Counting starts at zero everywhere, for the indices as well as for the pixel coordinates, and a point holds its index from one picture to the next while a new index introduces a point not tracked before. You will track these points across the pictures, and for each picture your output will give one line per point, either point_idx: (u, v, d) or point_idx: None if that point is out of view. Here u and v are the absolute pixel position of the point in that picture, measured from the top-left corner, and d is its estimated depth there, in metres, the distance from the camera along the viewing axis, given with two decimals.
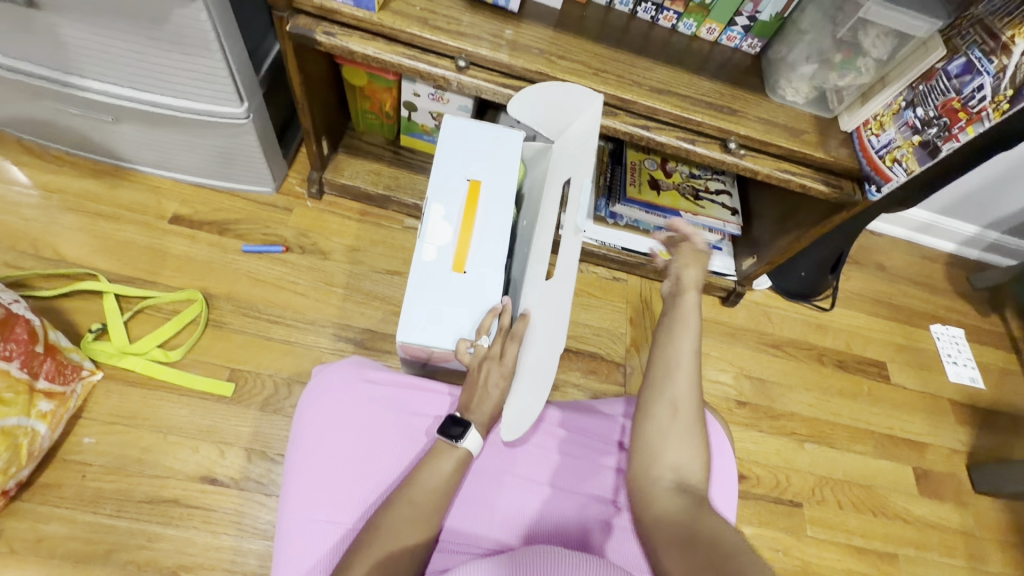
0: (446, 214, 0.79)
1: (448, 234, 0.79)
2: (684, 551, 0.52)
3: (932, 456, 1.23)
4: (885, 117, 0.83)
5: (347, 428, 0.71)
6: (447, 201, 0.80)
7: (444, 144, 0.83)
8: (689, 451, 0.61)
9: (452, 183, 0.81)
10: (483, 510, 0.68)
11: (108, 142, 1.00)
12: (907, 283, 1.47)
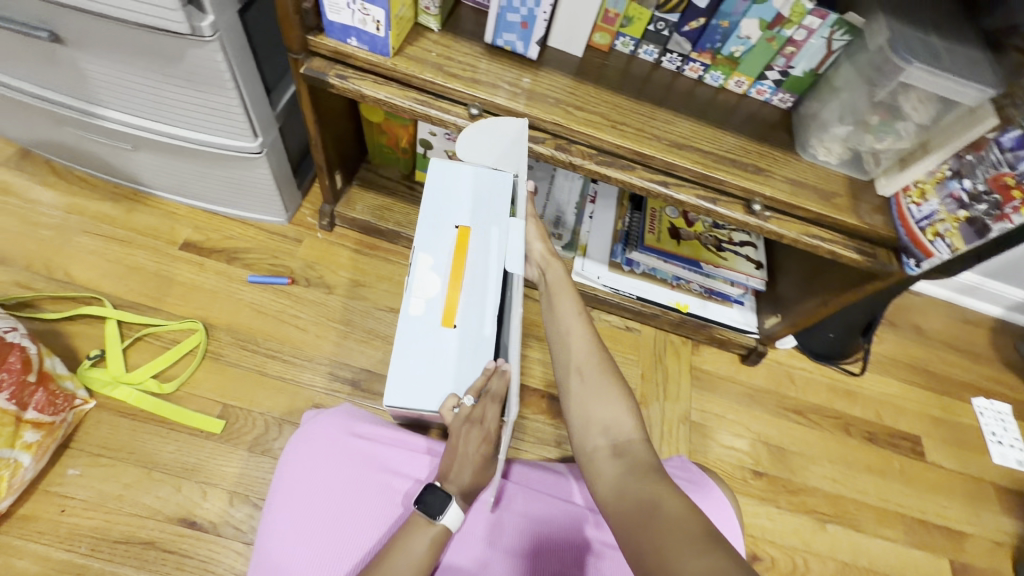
0: (434, 264, 0.73)
1: (436, 286, 0.72)
2: (629, 515, 0.56)
3: (970, 547, 1.11)
4: (927, 185, 0.78)
5: (329, 486, 0.68)
6: (436, 249, 0.74)
7: (433, 186, 0.77)
8: (612, 405, 0.66)
9: (443, 228, 0.75)
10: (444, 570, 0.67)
11: (127, 168, 1.02)
12: (947, 349, 1.36)
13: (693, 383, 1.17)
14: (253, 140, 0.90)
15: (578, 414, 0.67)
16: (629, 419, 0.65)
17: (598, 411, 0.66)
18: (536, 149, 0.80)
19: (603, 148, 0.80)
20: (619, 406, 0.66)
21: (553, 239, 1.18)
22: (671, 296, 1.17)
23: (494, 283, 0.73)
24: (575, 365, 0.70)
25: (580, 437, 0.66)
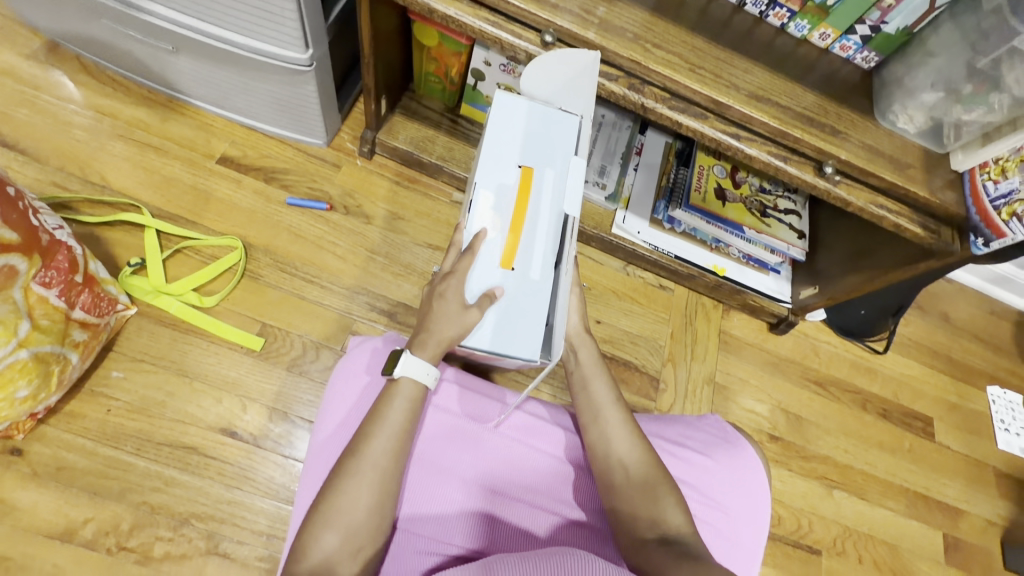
0: (493, 203, 0.71)
1: (495, 226, 0.71)
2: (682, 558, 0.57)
3: (965, 525, 1.16)
4: (1009, 162, 0.74)
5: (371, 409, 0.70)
6: (498, 188, 0.72)
7: (494, 120, 0.74)
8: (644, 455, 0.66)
9: (503, 165, 0.72)
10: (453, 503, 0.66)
11: (165, 72, 0.97)
12: (970, 337, 1.37)
13: (720, 347, 1.17)
14: (302, 53, 0.85)
15: (626, 506, 0.64)
16: (676, 510, 0.63)
17: (643, 493, 0.64)
18: (607, 87, 0.76)
19: (676, 93, 0.76)
20: (665, 496, 0.63)
21: (595, 189, 1.14)
22: (709, 258, 1.15)
23: (553, 229, 0.72)
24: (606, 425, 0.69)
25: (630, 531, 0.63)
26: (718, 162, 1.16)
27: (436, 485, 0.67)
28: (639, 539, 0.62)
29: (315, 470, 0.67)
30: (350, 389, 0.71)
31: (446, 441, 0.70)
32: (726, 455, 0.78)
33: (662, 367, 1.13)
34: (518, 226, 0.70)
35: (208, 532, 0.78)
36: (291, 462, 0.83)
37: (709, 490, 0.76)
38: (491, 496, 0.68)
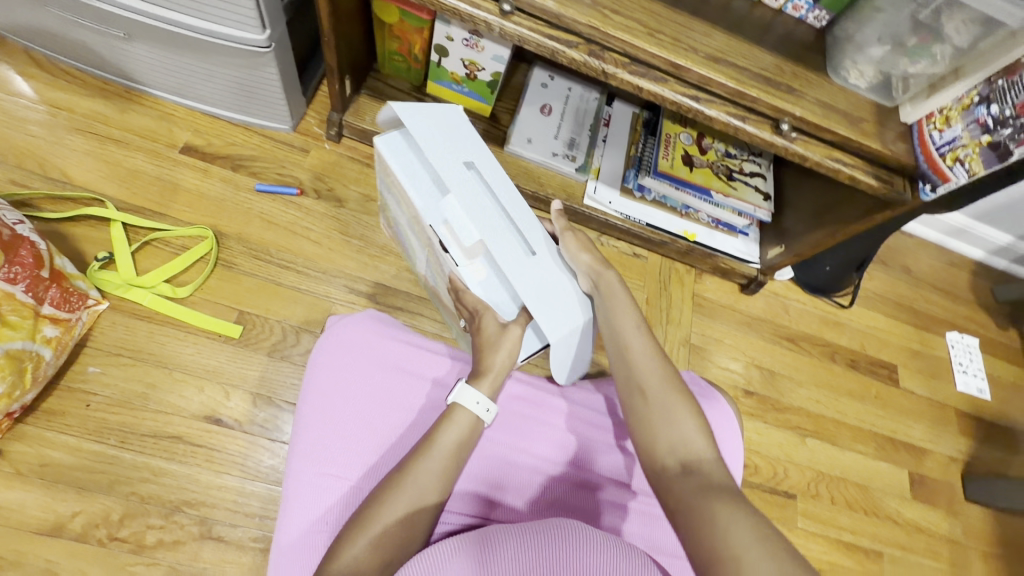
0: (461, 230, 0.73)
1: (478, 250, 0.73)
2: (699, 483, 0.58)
3: (930, 463, 1.23)
4: (953, 112, 0.77)
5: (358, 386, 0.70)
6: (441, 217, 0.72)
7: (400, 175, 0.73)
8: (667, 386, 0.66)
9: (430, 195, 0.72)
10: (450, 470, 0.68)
11: (119, 62, 0.94)
12: (930, 288, 1.43)
13: (694, 310, 1.21)
14: (260, 34, 0.83)
15: (646, 433, 0.64)
16: (697, 435, 0.63)
17: (665, 422, 0.63)
18: (568, 55, 0.77)
19: (637, 58, 0.78)
20: (687, 421, 0.63)
21: (566, 161, 1.15)
22: (681, 225, 1.18)
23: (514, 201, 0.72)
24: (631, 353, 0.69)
25: (648, 455, 0.64)
26: (684, 129, 1.18)
27: None
28: (662, 469, 0.62)
29: (306, 452, 0.66)
30: (339, 367, 0.71)
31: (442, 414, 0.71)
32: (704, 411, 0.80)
33: None
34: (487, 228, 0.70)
35: (201, 517, 0.78)
36: (279, 445, 0.84)
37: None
38: (493, 463, 0.70)
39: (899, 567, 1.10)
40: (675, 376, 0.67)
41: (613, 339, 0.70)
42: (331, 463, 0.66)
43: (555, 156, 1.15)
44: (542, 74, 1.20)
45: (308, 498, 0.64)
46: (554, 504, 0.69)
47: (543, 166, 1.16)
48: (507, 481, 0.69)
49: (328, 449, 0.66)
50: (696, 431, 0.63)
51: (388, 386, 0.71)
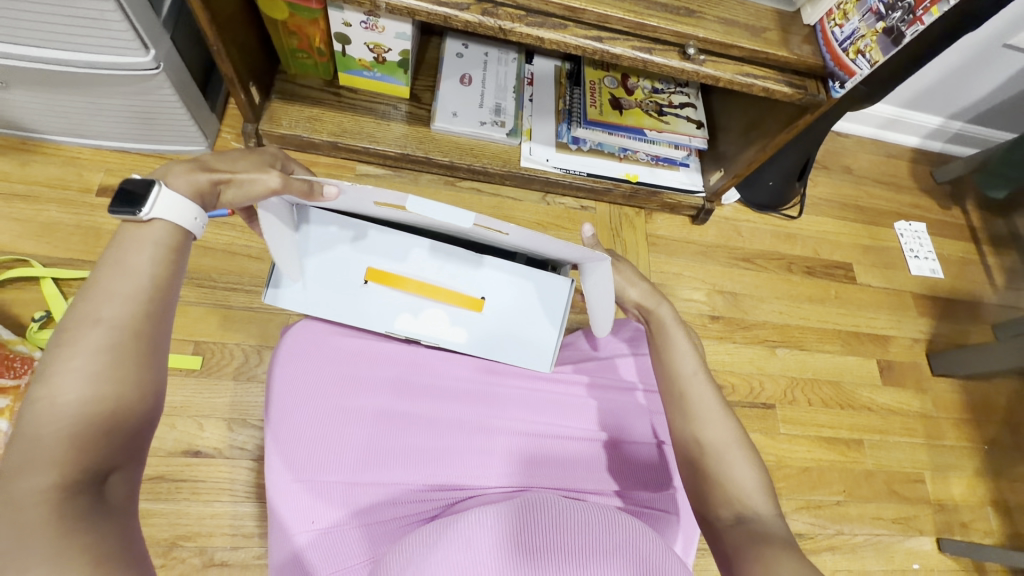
0: (412, 313, 0.68)
1: (443, 313, 0.69)
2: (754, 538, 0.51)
3: (895, 348, 1.29)
4: (848, 5, 0.78)
5: (327, 387, 0.66)
6: (394, 315, 0.68)
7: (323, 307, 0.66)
8: (726, 432, 0.59)
9: (375, 306, 0.67)
10: (442, 452, 0.65)
11: (5, 113, 0.89)
12: (873, 183, 1.48)
13: (650, 249, 1.23)
14: (145, 55, 0.80)
15: (701, 480, 0.58)
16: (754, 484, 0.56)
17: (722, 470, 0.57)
18: (461, 18, 0.75)
19: (531, 9, 0.76)
20: (743, 466, 0.57)
21: (496, 127, 1.14)
22: (621, 168, 1.19)
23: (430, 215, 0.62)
24: (683, 395, 0.62)
25: (704, 507, 0.57)
26: (607, 73, 1.17)
27: (418, 438, 0.66)
28: (715, 518, 0.56)
29: (279, 461, 0.62)
30: (309, 369, 0.67)
31: (421, 397, 0.68)
32: None
33: None
34: (433, 291, 0.67)
35: (201, 547, 0.79)
36: (264, 463, 0.85)
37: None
38: (490, 437, 0.67)
39: (880, 450, 1.16)
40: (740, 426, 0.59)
41: (670, 381, 0.63)
42: (302, 464, 0.62)
43: (484, 124, 1.13)
44: (455, 44, 1.18)
45: (292, 506, 0.60)
46: (560, 465, 0.68)
47: (474, 137, 1.14)
48: (507, 451, 0.67)
49: (297, 451, 0.62)
50: (758, 488, 0.56)
51: (354, 379, 0.67)
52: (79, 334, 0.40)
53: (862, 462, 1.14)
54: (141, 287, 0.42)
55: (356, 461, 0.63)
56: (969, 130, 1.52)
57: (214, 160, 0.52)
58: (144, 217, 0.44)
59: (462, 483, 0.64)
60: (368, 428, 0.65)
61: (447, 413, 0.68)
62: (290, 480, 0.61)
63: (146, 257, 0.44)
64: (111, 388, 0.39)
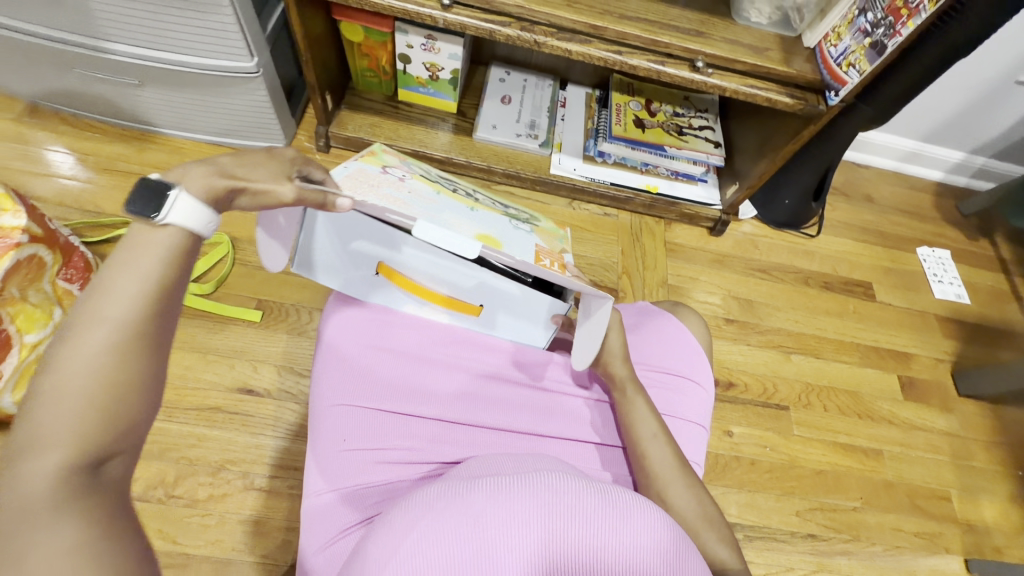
0: (416, 304, 0.73)
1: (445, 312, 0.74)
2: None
3: (917, 366, 1.28)
4: (841, 28, 0.90)
5: (376, 330, 0.72)
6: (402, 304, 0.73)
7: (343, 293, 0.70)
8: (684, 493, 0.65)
9: (382, 291, 0.71)
10: (472, 395, 0.72)
11: (136, 108, 1.11)
12: (895, 211, 1.52)
13: (668, 255, 1.31)
14: (249, 61, 0.99)
15: None
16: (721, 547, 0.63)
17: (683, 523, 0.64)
18: (503, 33, 0.91)
19: (562, 27, 0.91)
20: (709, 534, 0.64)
21: (530, 140, 1.28)
22: (642, 180, 1.30)
23: (445, 221, 0.58)
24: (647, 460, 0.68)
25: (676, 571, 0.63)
26: (632, 98, 1.32)
27: (452, 382, 0.72)
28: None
29: (327, 387, 0.68)
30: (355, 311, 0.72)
31: (457, 347, 0.74)
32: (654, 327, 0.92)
33: (619, 279, 1.25)
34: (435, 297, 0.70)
35: (244, 472, 0.89)
36: (305, 406, 0.95)
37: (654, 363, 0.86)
38: (516, 390, 0.74)
39: (900, 463, 1.15)
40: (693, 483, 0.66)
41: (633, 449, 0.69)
42: (348, 392, 0.68)
43: (519, 136, 1.28)
44: (499, 71, 1.36)
45: (334, 427, 0.66)
46: (574, 419, 0.75)
47: (510, 147, 1.28)
48: (530, 401, 0.74)
49: (345, 382, 0.68)
50: (721, 540, 0.63)
51: (401, 325, 0.73)
52: (80, 335, 0.34)
53: (881, 473, 1.13)
54: (146, 288, 0.36)
55: (395, 396, 0.69)
56: (993, 166, 1.56)
57: (233, 166, 0.46)
58: (158, 222, 0.38)
59: (483, 429, 0.70)
60: (410, 368, 0.71)
61: (480, 365, 0.74)
62: (337, 404, 0.67)
63: (156, 259, 0.37)
64: (118, 393, 0.35)
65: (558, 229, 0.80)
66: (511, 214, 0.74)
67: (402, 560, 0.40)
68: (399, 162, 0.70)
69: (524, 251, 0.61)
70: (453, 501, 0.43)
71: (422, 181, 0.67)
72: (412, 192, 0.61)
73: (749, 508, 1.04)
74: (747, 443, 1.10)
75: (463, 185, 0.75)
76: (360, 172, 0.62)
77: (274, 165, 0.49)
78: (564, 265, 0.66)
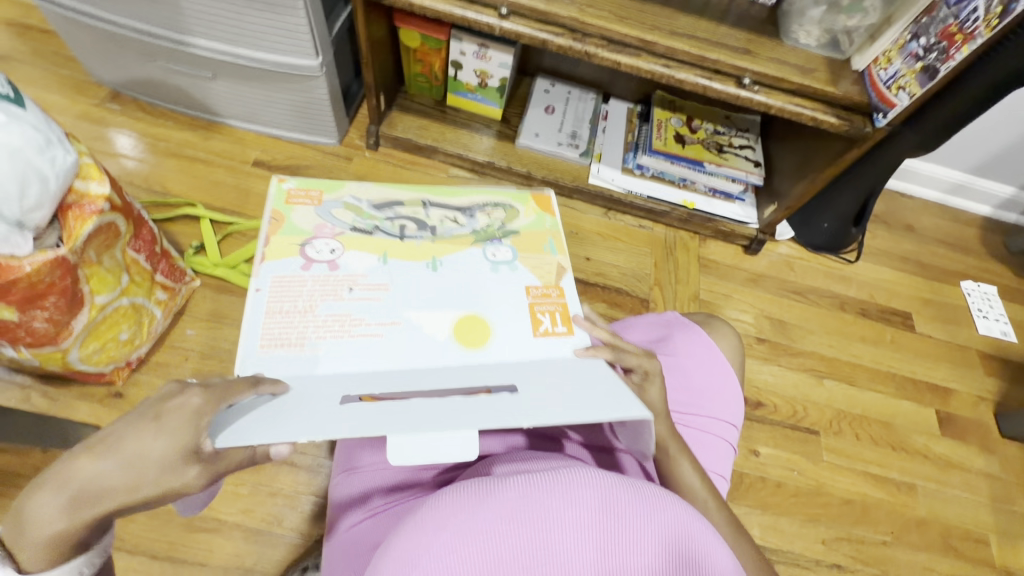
0: None
1: None
2: None
3: (957, 402, 1.24)
4: (892, 52, 0.91)
5: None
6: None
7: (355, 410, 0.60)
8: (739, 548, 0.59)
9: None
10: None
11: (205, 99, 1.19)
12: (938, 243, 1.48)
13: (701, 270, 1.31)
14: (314, 60, 1.06)
15: None
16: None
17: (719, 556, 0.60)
18: (555, 43, 0.94)
19: (611, 39, 0.95)
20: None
21: (570, 149, 1.31)
22: (679, 195, 1.31)
23: (416, 327, 0.56)
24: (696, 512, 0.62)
25: None
26: (674, 114, 1.34)
27: None
28: None
29: None
30: None
31: None
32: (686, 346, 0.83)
33: (651, 290, 1.26)
34: None
35: None
36: None
37: (682, 371, 0.80)
38: None
39: (934, 500, 1.11)
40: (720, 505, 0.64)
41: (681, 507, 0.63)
42: None
43: (560, 145, 1.31)
44: (544, 83, 1.40)
45: None
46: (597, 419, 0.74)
47: (550, 155, 1.32)
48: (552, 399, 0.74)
49: None
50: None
51: None
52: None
53: (913, 508, 1.09)
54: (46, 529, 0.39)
55: None
56: None
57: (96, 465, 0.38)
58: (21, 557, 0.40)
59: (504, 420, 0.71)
60: None
61: None
62: None
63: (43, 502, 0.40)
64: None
65: (542, 212, 0.68)
66: (480, 229, 0.64)
67: (433, 559, 0.38)
68: (315, 216, 0.61)
69: (521, 334, 0.57)
70: (486, 497, 0.40)
71: (356, 245, 0.60)
72: (357, 290, 0.57)
73: (773, 530, 1.02)
74: (773, 464, 1.08)
75: (407, 199, 0.66)
76: (280, 281, 0.56)
77: (166, 424, 0.40)
78: (570, 317, 0.59)
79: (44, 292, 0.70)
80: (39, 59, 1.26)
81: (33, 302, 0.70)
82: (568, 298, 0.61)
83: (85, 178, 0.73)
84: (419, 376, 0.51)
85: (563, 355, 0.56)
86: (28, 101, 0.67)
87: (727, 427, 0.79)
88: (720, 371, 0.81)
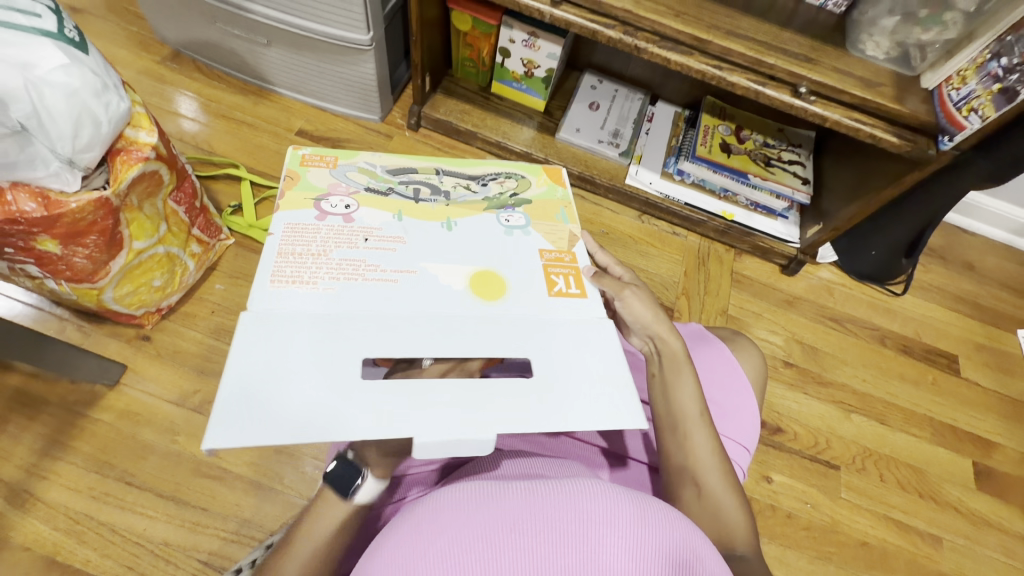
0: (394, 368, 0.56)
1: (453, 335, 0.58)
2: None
3: (999, 456, 1.15)
4: (968, 71, 0.84)
5: None
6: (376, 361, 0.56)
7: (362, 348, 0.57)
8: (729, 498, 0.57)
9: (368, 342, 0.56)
10: None
11: (260, 65, 1.23)
12: (998, 285, 1.38)
13: (733, 286, 1.26)
14: (365, 34, 1.07)
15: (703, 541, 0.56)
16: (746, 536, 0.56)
17: (717, 530, 0.55)
18: (606, 34, 0.92)
19: (664, 35, 0.92)
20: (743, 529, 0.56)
21: (611, 147, 1.29)
22: (718, 205, 1.27)
23: (429, 277, 0.53)
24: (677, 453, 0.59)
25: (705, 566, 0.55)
26: (722, 122, 1.29)
27: None
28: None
29: None
30: None
31: None
32: (702, 356, 0.80)
33: (677, 300, 1.22)
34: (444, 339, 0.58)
35: None
36: None
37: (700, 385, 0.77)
38: None
39: (961, 556, 1.03)
40: (722, 452, 0.58)
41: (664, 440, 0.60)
42: None
43: (601, 142, 1.29)
44: (592, 79, 1.37)
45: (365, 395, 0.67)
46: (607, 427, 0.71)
47: (589, 152, 1.29)
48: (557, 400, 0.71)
49: None
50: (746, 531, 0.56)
51: None
52: None
53: (935, 562, 1.02)
54: None
55: None
56: None
57: None
58: None
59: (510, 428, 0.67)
60: None
61: None
62: None
63: None
64: None
65: (553, 184, 0.65)
66: (493, 197, 0.61)
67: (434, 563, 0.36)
68: (330, 177, 0.58)
69: (531, 295, 0.54)
70: (483, 505, 0.39)
71: (371, 203, 0.57)
72: (371, 240, 0.54)
73: (779, 563, 0.97)
74: (787, 494, 1.03)
75: (421, 168, 0.62)
76: (293, 228, 0.53)
77: None
78: (582, 279, 0.57)
79: (86, 229, 0.74)
80: (113, 15, 1.33)
81: (75, 237, 0.74)
82: (581, 261, 0.58)
83: (135, 127, 0.76)
84: (419, 333, 0.49)
85: (579, 315, 0.53)
86: (92, 47, 0.70)
87: (740, 452, 0.75)
88: (741, 392, 0.78)
